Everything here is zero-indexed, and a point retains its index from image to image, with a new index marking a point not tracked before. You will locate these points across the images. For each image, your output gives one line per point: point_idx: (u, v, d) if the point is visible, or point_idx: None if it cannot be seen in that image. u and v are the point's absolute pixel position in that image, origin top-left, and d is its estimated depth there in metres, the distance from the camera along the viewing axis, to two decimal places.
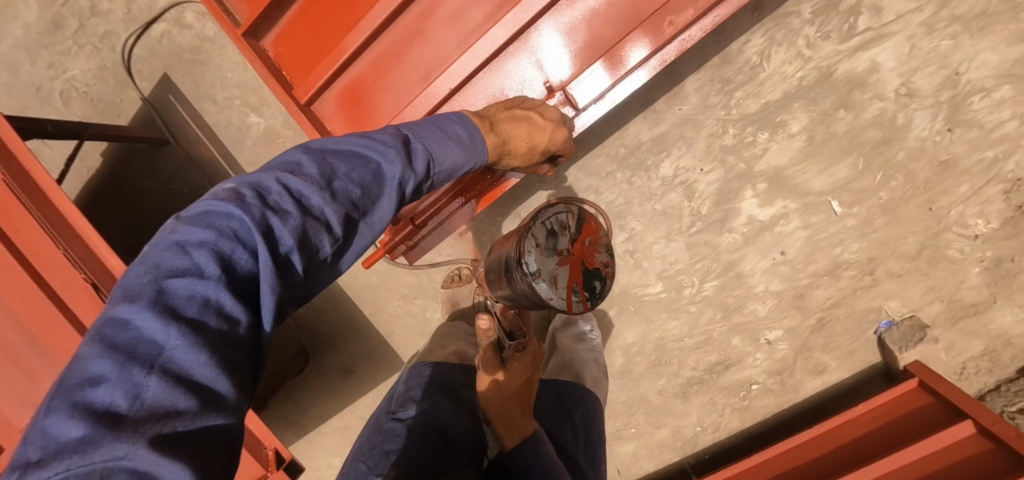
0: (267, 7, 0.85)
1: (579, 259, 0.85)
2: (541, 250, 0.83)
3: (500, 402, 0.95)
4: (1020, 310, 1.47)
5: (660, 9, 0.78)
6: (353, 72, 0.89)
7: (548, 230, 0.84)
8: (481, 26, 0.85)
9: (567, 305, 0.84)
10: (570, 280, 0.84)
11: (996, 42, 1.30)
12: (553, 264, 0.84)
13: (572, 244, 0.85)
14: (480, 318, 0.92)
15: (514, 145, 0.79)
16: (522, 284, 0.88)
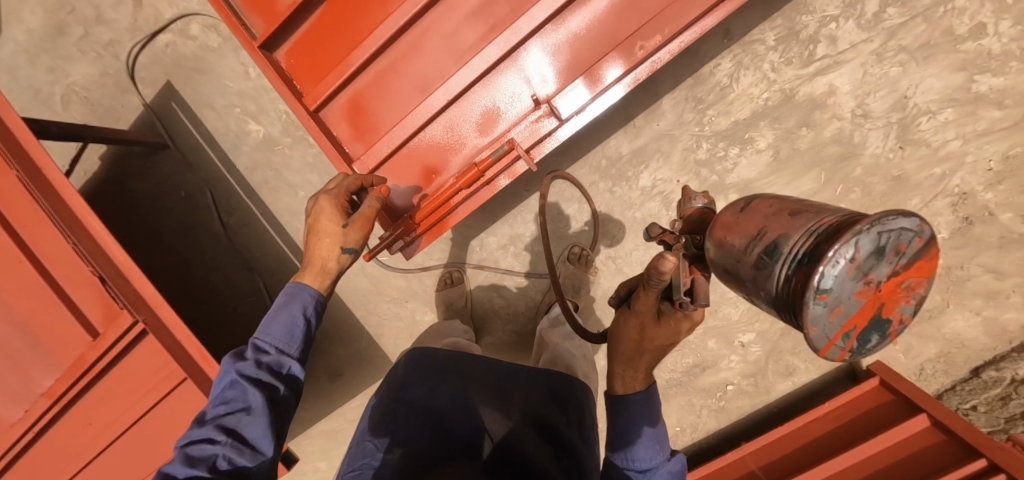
0: (282, 23, 0.94)
1: (880, 302, 0.53)
2: (853, 267, 0.50)
3: (633, 351, 0.88)
4: (972, 314, 1.58)
5: (633, 34, 0.88)
6: (357, 83, 0.97)
7: (877, 244, 0.50)
8: (475, 45, 0.94)
9: (823, 348, 0.55)
10: (852, 320, 0.54)
11: (939, 69, 1.44)
12: (853, 295, 0.51)
13: (889, 279, 0.52)
14: (665, 260, 0.70)
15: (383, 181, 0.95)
16: (780, 282, 0.56)
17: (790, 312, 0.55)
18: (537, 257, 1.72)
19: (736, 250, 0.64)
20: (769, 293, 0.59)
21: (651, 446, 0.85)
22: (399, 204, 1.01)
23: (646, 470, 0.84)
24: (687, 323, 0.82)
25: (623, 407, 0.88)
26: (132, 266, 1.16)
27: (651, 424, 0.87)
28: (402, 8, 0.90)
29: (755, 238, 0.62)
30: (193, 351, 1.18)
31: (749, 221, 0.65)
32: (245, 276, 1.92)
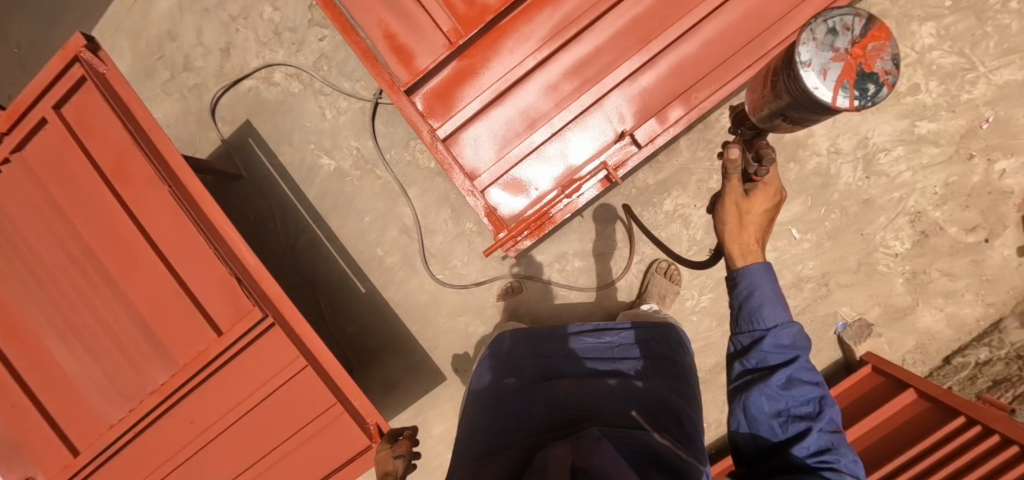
0: (422, 76, 1.26)
1: (857, 60, 0.89)
2: (817, 43, 0.89)
3: (739, 229, 1.33)
4: (936, 311, 1.93)
5: (689, 90, 1.22)
6: (479, 121, 1.29)
7: (829, 25, 0.89)
8: (570, 94, 1.27)
9: (833, 97, 0.88)
10: (843, 78, 0.89)
11: (889, 116, 1.87)
12: (825, 58, 0.89)
13: (851, 46, 0.89)
14: (728, 151, 1.21)
15: (498, 208, 1.29)
16: (789, 83, 0.95)
17: (803, 95, 0.93)
18: (580, 271, 1.97)
19: (768, 94, 1.05)
20: (788, 99, 0.98)
21: (773, 307, 1.08)
22: (506, 214, 1.30)
23: (770, 324, 1.07)
24: (773, 189, 1.28)
25: (744, 278, 1.13)
26: (263, 270, 1.39)
27: (771, 288, 1.10)
28: (517, 69, 1.24)
29: (771, 75, 1.05)
30: (310, 345, 1.39)
31: (761, 77, 1.12)
32: (305, 295, 2.08)
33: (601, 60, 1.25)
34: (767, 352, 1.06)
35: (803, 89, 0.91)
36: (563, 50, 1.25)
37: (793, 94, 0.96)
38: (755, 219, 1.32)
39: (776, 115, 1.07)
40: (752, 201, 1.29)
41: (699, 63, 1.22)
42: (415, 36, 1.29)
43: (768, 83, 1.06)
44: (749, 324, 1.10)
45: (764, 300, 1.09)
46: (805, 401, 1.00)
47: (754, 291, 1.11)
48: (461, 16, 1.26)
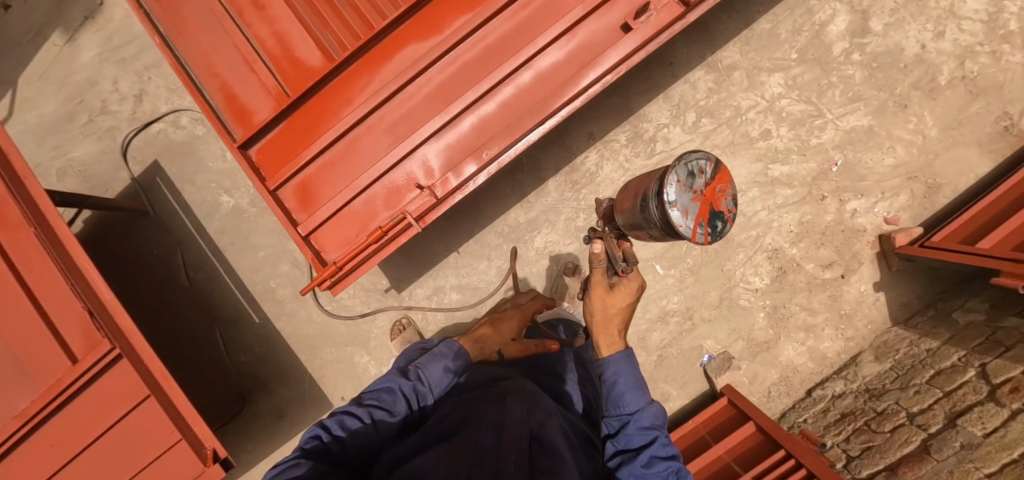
0: (253, 133, 1.41)
1: (709, 200, 1.08)
2: (681, 185, 1.05)
3: (603, 318, 1.27)
4: (797, 345, 2.01)
5: (482, 147, 1.36)
6: (306, 172, 1.43)
7: (688, 171, 1.06)
8: (385, 148, 1.42)
9: (693, 234, 1.07)
10: (699, 216, 1.07)
11: (742, 159, 2.00)
12: (687, 198, 1.06)
13: (705, 186, 1.08)
14: (594, 244, 1.22)
15: (323, 249, 1.43)
16: (657, 212, 1.10)
17: (669, 225, 1.09)
18: (456, 303, 2.09)
19: (638, 212, 1.21)
20: (654, 221, 1.15)
21: (635, 394, 1.18)
22: (329, 255, 1.43)
23: (632, 411, 1.16)
24: (634, 287, 1.24)
25: (608, 365, 1.23)
26: (118, 304, 1.52)
27: (631, 374, 1.21)
28: (338, 126, 1.40)
29: (642, 194, 1.21)
30: (158, 375, 1.52)
31: (636, 187, 1.29)
32: (204, 325, 2.18)
33: (414, 117, 1.40)
34: (631, 436, 1.14)
35: (668, 223, 1.08)
36: (379, 109, 1.41)
37: (659, 223, 1.12)
38: (615, 315, 1.27)
39: (642, 227, 1.24)
40: (614, 296, 1.24)
41: (496, 123, 1.37)
42: (251, 94, 1.44)
43: (637, 202, 1.22)
44: (614, 409, 1.19)
45: (625, 388, 1.19)
46: (666, 476, 1.07)
47: (617, 379, 1.21)
48: (288, 76, 1.42)
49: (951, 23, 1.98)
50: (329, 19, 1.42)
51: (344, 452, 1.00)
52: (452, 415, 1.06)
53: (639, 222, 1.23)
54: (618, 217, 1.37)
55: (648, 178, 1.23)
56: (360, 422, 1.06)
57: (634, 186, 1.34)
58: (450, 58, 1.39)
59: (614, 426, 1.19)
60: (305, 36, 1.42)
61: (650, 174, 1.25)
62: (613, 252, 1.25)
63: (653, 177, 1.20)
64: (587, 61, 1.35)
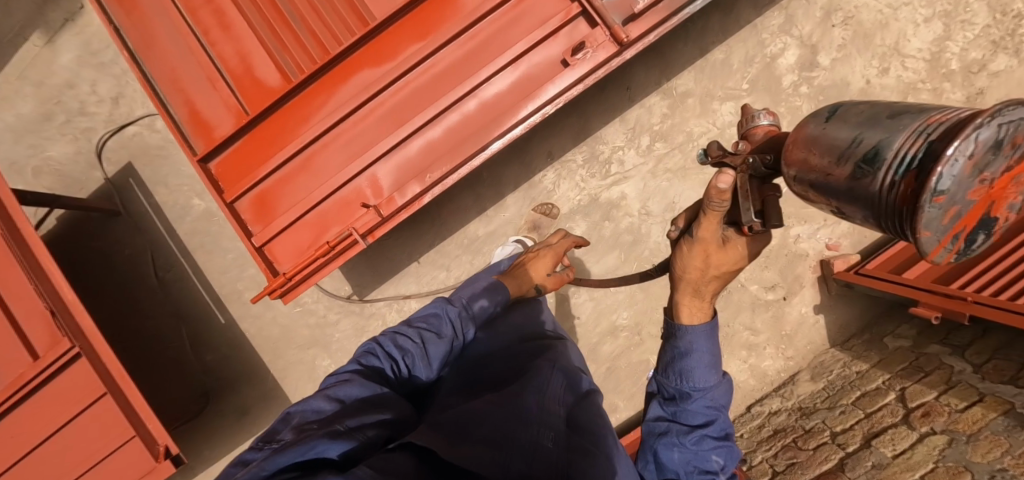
0: (213, 148, 1.48)
1: (996, 197, 0.56)
2: (971, 164, 0.52)
3: (701, 276, 1.04)
4: (740, 362, 2.09)
5: (426, 171, 1.44)
6: (262, 186, 1.50)
7: (995, 138, 0.52)
8: (337, 166, 1.49)
9: (934, 251, 0.58)
10: (967, 220, 0.56)
11: (693, 183, 2.10)
12: (969, 189, 0.53)
13: (1006, 173, 0.54)
14: (719, 179, 0.84)
15: (274, 260, 1.50)
16: (892, 194, 0.59)
17: (898, 222, 0.59)
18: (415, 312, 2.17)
19: (845, 169, 0.66)
20: (867, 199, 0.63)
21: (706, 371, 1.06)
22: (281, 265, 1.50)
23: (699, 387, 1.05)
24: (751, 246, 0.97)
25: (685, 334, 1.08)
26: (79, 305, 1.57)
27: (710, 348, 1.07)
28: (293, 144, 1.47)
29: (850, 145, 0.66)
30: (115, 373, 1.57)
31: (840, 128, 0.70)
32: (172, 323, 2.24)
33: (366, 138, 1.48)
34: (693, 412, 1.05)
35: (902, 221, 0.58)
36: (332, 128, 1.48)
37: (882, 216, 0.61)
38: (715, 272, 1.02)
39: (827, 196, 0.71)
40: (723, 254, 0.98)
41: (441, 148, 1.45)
42: (211, 110, 1.51)
43: (836, 152, 0.68)
44: (678, 379, 1.08)
45: (697, 362, 1.06)
46: (712, 456, 1.02)
47: (692, 351, 1.07)
48: (247, 95, 1.50)
49: (896, 60, 2.08)
50: (287, 41, 1.50)
51: (399, 374, 1.12)
52: (489, 371, 1.21)
53: (830, 188, 0.69)
54: (804, 157, 0.72)
55: (863, 126, 0.67)
56: (411, 343, 1.19)
57: (841, 117, 0.71)
58: (400, 83, 1.47)
59: (671, 394, 1.10)
60: (265, 58, 1.50)
61: (865, 117, 0.68)
62: (747, 199, 0.87)
63: (882, 125, 0.64)
64: (528, 92, 1.44)
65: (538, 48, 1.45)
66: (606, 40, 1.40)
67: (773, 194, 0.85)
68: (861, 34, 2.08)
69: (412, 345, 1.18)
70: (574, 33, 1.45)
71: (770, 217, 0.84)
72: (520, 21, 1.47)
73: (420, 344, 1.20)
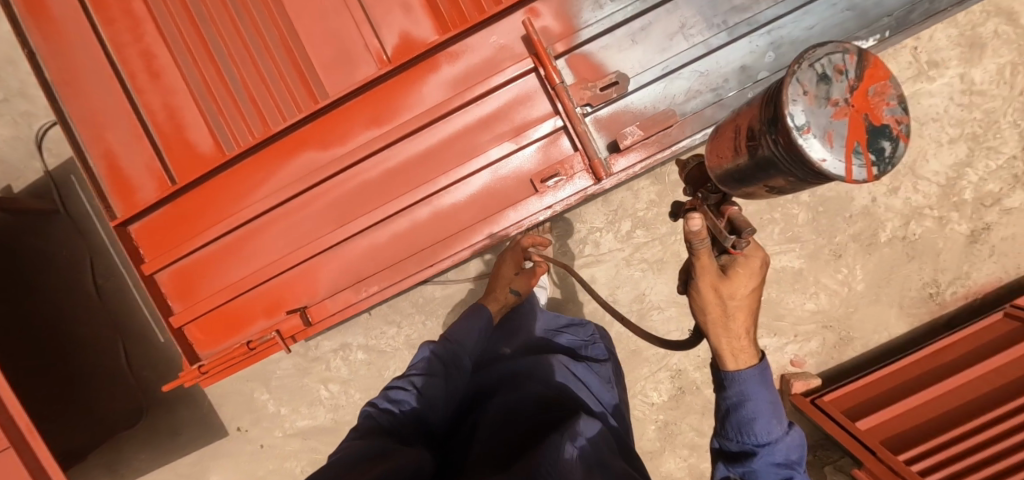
0: (134, 214, 1.35)
1: (860, 111, 0.58)
2: (811, 98, 0.57)
3: (726, 313, 1.01)
4: (678, 460, 2.08)
5: (363, 282, 1.32)
6: (188, 260, 1.40)
7: (818, 73, 0.58)
8: (272, 253, 1.37)
9: (848, 172, 0.57)
10: (850, 138, 0.57)
11: (668, 277, 1.97)
12: (825, 117, 0.57)
13: (850, 93, 0.58)
14: (690, 221, 0.82)
15: (190, 342, 1.42)
16: (775, 148, 0.61)
17: (800, 168, 0.60)
18: (360, 362, 2.12)
19: (741, 152, 0.70)
20: (769, 165, 0.65)
21: (768, 422, 0.96)
22: (202, 350, 1.43)
23: (763, 441, 0.96)
24: (755, 260, 0.96)
25: (734, 382, 1.01)
26: None
27: (767, 396, 0.99)
28: (223, 223, 1.35)
29: (735, 134, 0.72)
30: (22, 426, 1.49)
31: (725, 129, 0.76)
32: (109, 337, 2.19)
33: (305, 227, 1.35)
34: (759, 471, 0.95)
35: (797, 163, 0.60)
36: (269, 211, 1.34)
37: (777, 166, 0.63)
38: (736, 308, 1.01)
39: (746, 182, 0.73)
40: (735, 284, 0.97)
41: (384, 255, 1.32)
42: (133, 168, 1.35)
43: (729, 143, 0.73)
44: (736, 434, 0.99)
45: (755, 414, 0.97)
46: None
47: (745, 400, 1.00)
48: (176, 159, 1.34)
49: (908, 180, 1.92)
50: (225, 107, 1.32)
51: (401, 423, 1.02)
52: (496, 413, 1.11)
53: (744, 177, 0.72)
54: (717, 162, 0.77)
55: (737, 116, 0.73)
56: (406, 393, 1.09)
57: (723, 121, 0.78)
58: (348, 174, 1.32)
59: (732, 450, 1.01)
60: (200, 122, 1.33)
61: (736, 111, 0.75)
62: (715, 227, 0.88)
63: (746, 107, 0.71)
64: (486, 211, 1.29)
65: (505, 160, 1.28)
66: (582, 169, 1.24)
67: (733, 210, 0.87)
68: None
69: (407, 395, 1.08)
70: (549, 150, 1.27)
71: (742, 227, 0.85)
72: (491, 125, 1.29)
73: (414, 390, 1.10)
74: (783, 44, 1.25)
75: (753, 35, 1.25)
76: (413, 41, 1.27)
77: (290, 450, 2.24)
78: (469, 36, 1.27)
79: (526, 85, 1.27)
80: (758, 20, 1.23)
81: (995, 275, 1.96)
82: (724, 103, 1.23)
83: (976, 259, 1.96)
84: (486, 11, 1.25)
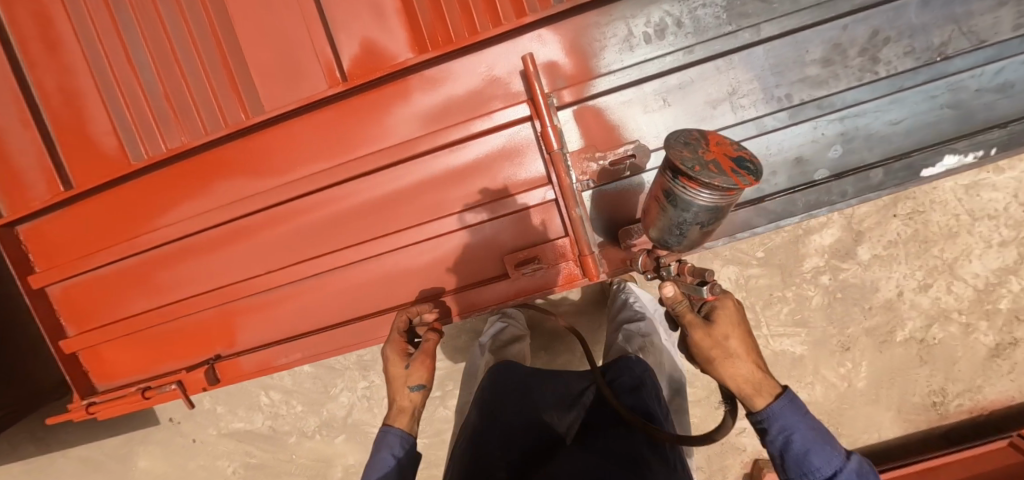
0: (22, 216, 1.13)
1: (723, 151, 0.65)
2: (682, 149, 0.65)
3: (730, 364, 0.85)
4: None
5: (284, 342, 1.13)
6: (85, 276, 1.19)
7: (681, 138, 0.67)
8: (184, 285, 1.17)
9: (739, 184, 0.62)
10: (726, 170, 0.63)
11: None
12: (699, 156, 0.64)
13: (707, 143, 0.66)
14: (662, 286, 0.83)
15: (82, 370, 1.23)
16: (685, 193, 0.67)
17: (708, 192, 0.65)
18: (305, 375, 1.97)
19: (664, 212, 0.74)
20: (691, 207, 0.68)
21: (824, 451, 0.80)
22: (98, 380, 1.25)
23: (829, 474, 0.79)
24: (731, 302, 0.86)
25: (773, 420, 0.82)
26: None
27: (806, 420, 0.82)
28: (128, 245, 1.14)
29: (654, 204, 0.77)
30: None
31: (647, 205, 0.81)
32: None
33: (224, 262, 1.14)
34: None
35: (700, 193, 0.66)
36: (182, 239, 1.13)
37: (692, 201, 0.67)
38: (741, 354, 0.85)
39: (682, 233, 0.74)
40: (725, 330, 0.84)
41: (314, 312, 1.13)
42: (22, 161, 1.11)
43: (653, 214, 0.77)
44: (800, 474, 0.81)
45: (808, 445, 0.80)
46: None
47: (790, 435, 0.81)
48: (75, 158, 1.11)
49: (943, 278, 1.68)
50: (140, 106, 1.09)
51: None
52: None
53: (676, 231, 0.75)
54: (649, 228, 0.80)
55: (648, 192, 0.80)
56: None
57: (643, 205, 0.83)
58: (280, 210, 1.09)
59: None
60: (105, 118, 1.09)
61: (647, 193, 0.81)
62: (684, 285, 0.83)
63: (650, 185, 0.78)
64: (445, 283, 1.07)
65: (476, 227, 1.03)
66: (569, 261, 0.99)
67: (687, 264, 0.82)
68: (920, 236, 1.65)
69: None
70: (532, 225, 1.01)
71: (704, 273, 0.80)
72: (464, 179, 1.03)
73: None
74: (857, 138, 0.97)
75: (820, 120, 0.97)
76: (377, 54, 0.97)
77: (223, 450, 2.08)
78: (453, 61, 0.98)
79: (517, 136, 0.99)
80: (831, 103, 0.95)
81: (1009, 395, 1.76)
82: (763, 206, 0.97)
83: (994, 375, 1.74)
84: (479, 32, 0.94)
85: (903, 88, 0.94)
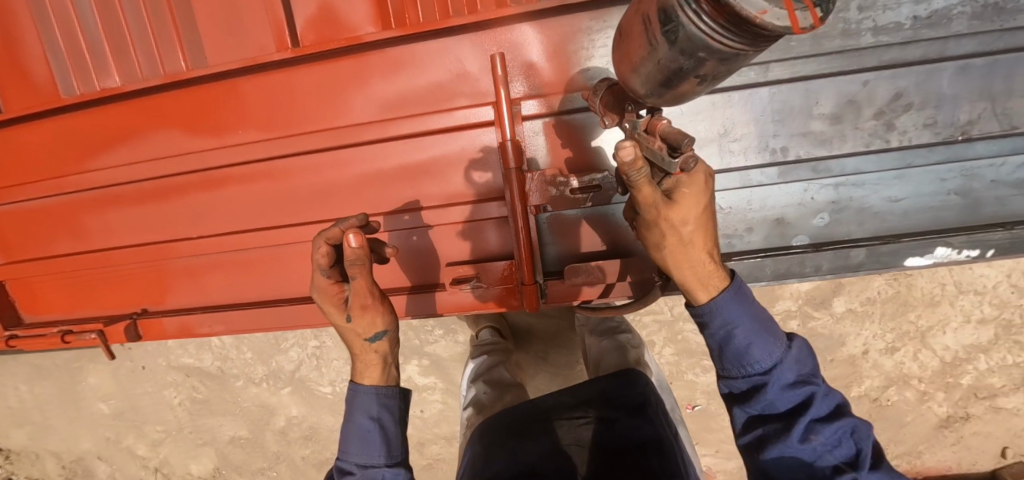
0: None
1: None
2: None
3: (684, 258, 0.66)
4: None
5: (211, 311, 1.07)
6: (14, 207, 1.11)
7: None
8: (114, 233, 1.09)
9: (791, 28, 0.40)
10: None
11: None
12: None
13: None
14: (623, 147, 0.54)
15: (8, 300, 1.18)
16: (704, 26, 0.44)
17: (742, 29, 0.42)
18: None
19: (656, 48, 0.50)
20: (698, 52, 0.46)
21: (766, 341, 0.63)
22: (25, 312, 1.19)
23: (766, 369, 0.62)
24: (703, 176, 0.63)
25: (710, 309, 0.65)
26: None
27: (749, 308, 0.65)
28: (58, 183, 1.05)
29: (645, 28, 0.51)
30: None
31: (631, 24, 0.54)
32: None
33: (157, 218, 1.06)
34: (775, 402, 0.62)
35: (718, 28, 0.43)
36: (115, 186, 1.05)
37: (707, 39, 0.45)
38: (695, 239, 0.66)
39: (674, 86, 0.53)
40: (684, 210, 0.63)
41: (246, 285, 1.06)
42: None
43: (640, 44, 0.53)
44: (737, 370, 0.64)
45: (749, 336, 0.63)
46: (841, 444, 0.60)
47: (731, 328, 0.64)
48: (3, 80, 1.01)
49: (912, 345, 1.63)
50: (74, 32, 0.96)
51: None
52: None
53: (662, 84, 0.53)
54: (625, 79, 0.58)
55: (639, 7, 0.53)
56: None
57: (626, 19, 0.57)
58: (219, 173, 1.00)
59: (737, 391, 0.65)
60: (36, 40, 0.97)
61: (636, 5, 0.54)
62: (650, 151, 0.60)
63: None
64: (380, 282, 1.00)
65: (422, 230, 0.96)
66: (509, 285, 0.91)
67: (661, 122, 0.57)
68: (900, 298, 1.58)
69: None
70: (482, 239, 0.94)
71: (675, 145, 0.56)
72: (417, 178, 0.94)
73: None
74: (848, 210, 0.88)
75: (814, 182, 0.87)
76: (336, 22, 0.87)
77: (170, 381, 2.06)
78: (421, 46, 0.87)
79: (480, 140, 0.90)
80: (829, 167, 0.85)
81: (946, 464, 1.76)
82: (728, 265, 0.88)
83: (937, 444, 1.73)
84: (452, 18, 0.83)
85: (912, 165, 0.84)
